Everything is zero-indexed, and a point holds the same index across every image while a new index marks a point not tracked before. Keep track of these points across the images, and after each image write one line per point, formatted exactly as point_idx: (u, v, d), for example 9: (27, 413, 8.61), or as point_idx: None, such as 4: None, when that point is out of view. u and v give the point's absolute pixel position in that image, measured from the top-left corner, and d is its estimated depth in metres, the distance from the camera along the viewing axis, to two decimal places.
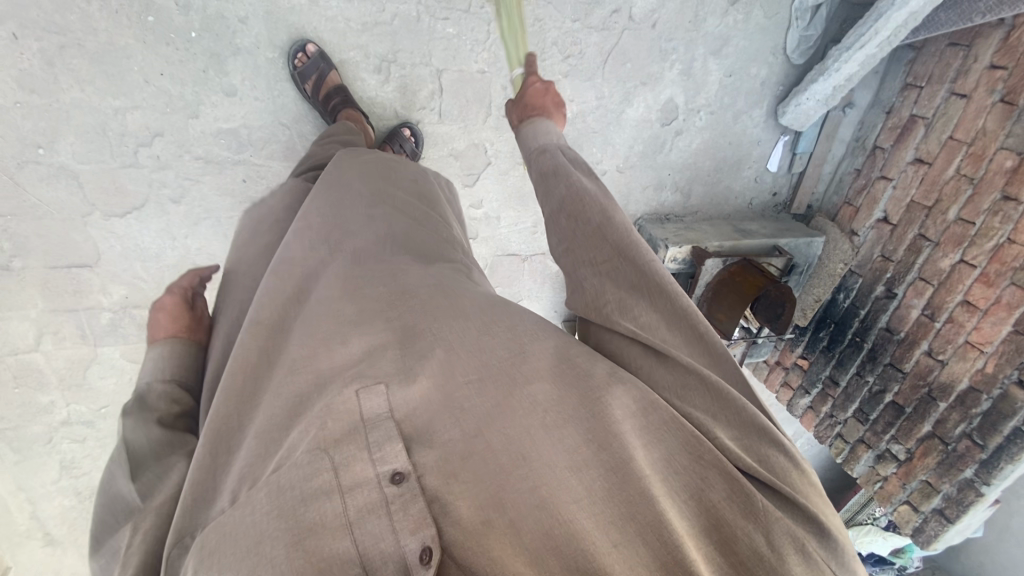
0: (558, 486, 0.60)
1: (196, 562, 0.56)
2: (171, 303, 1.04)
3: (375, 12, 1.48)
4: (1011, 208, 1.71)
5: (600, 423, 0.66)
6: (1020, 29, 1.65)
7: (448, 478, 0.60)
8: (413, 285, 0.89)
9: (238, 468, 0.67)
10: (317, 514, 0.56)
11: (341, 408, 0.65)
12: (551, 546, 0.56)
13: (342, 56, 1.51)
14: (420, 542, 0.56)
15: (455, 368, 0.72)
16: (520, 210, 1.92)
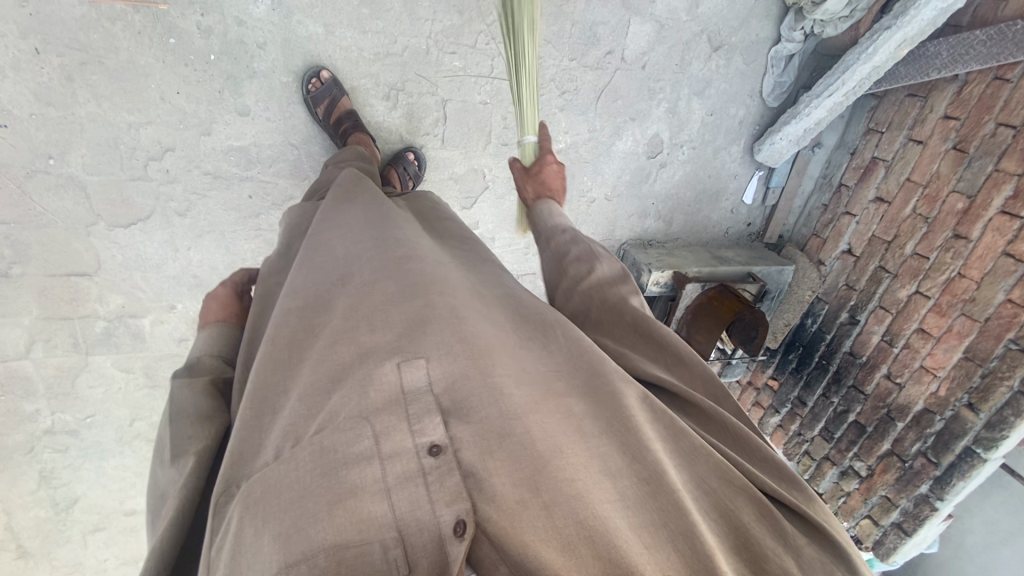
0: (595, 486, 0.64)
1: (247, 506, 0.60)
2: (223, 293, 1.17)
3: (386, 43, 1.57)
4: (961, 245, 1.88)
5: (630, 436, 0.72)
6: (969, 85, 1.84)
7: (483, 453, 0.64)
8: (454, 283, 0.93)
9: (279, 427, 0.69)
10: (358, 477, 0.60)
11: (383, 380, 0.69)
12: (577, 527, 0.59)
13: (354, 83, 1.59)
14: (454, 515, 0.58)
15: (496, 362, 0.76)
16: (514, 232, 2.02)
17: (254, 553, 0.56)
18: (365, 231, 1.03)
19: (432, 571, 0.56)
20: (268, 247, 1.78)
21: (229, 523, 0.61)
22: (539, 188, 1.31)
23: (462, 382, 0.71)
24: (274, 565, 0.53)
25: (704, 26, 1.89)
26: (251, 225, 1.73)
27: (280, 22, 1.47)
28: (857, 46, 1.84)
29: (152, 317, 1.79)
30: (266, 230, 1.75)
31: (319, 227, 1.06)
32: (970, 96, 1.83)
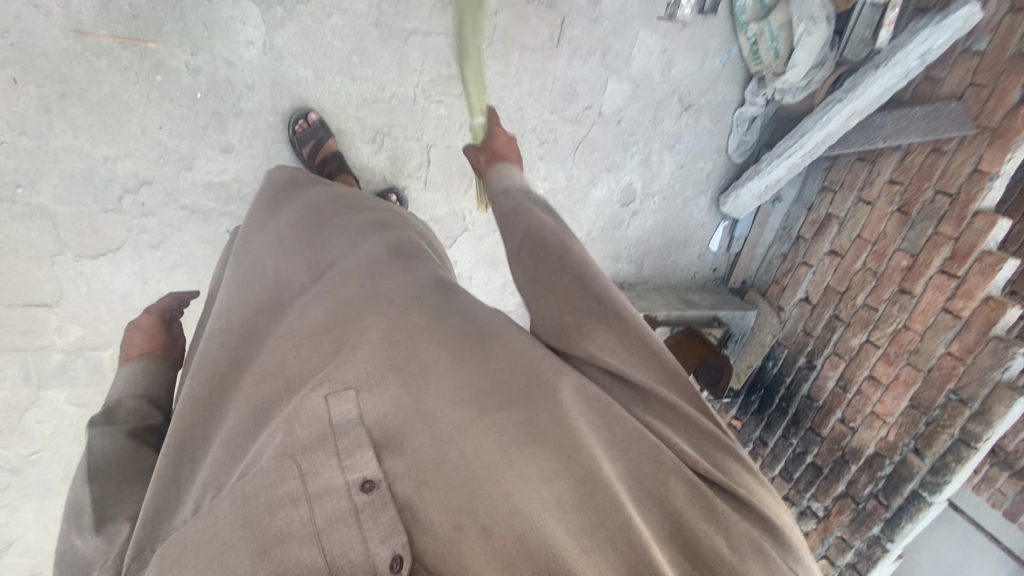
0: (528, 494, 0.66)
1: (160, 573, 0.59)
2: (147, 325, 1.11)
3: (376, 90, 1.61)
4: (906, 299, 2.03)
5: (564, 437, 0.72)
6: (910, 154, 2.02)
7: (417, 487, 0.66)
8: (382, 290, 0.92)
9: (200, 482, 0.73)
10: (286, 523, 0.62)
11: (309, 416, 0.71)
12: (515, 545, 0.62)
13: (340, 125, 1.62)
14: (390, 550, 0.62)
15: (430, 381, 0.77)
16: (491, 271, 2.06)
17: None
18: (297, 252, 1.04)
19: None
20: None
21: None
22: (496, 154, 1.37)
23: (393, 415, 0.73)
24: None
25: (676, 87, 2.02)
26: None
27: (270, 64, 1.48)
28: (813, 114, 2.01)
29: (113, 350, 1.72)
30: None
31: (246, 246, 1.08)
32: (912, 164, 2.01)
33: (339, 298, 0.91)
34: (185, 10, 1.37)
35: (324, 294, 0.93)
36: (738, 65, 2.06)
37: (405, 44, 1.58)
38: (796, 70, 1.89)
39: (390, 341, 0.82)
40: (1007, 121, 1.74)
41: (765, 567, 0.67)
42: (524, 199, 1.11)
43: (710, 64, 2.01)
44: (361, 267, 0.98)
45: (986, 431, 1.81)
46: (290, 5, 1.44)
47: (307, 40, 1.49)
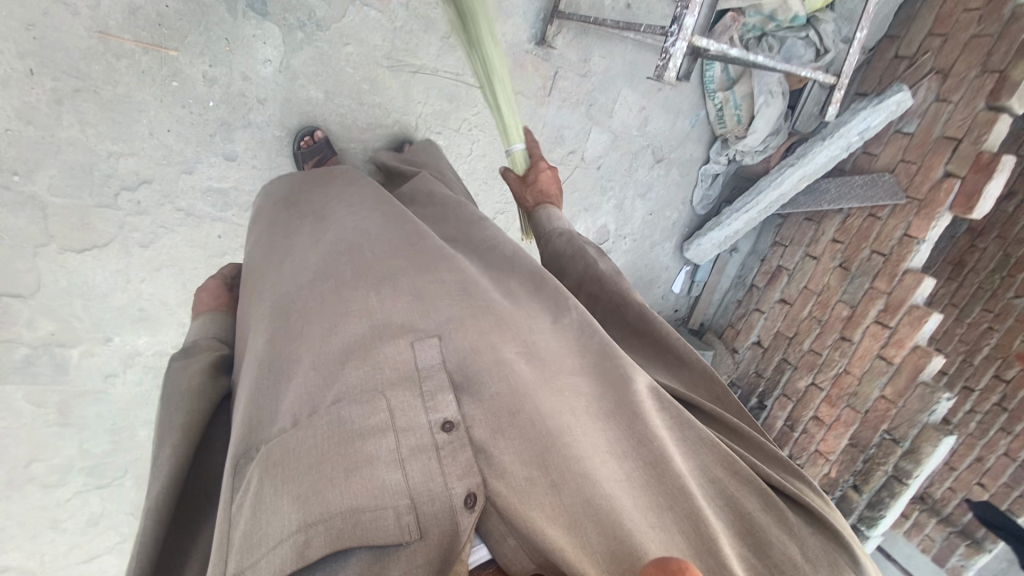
0: (604, 470, 0.72)
1: (266, 468, 0.66)
2: (213, 284, 1.14)
3: (379, 117, 1.73)
4: (846, 345, 2.24)
5: (636, 422, 0.79)
6: (850, 218, 2.28)
7: (494, 434, 0.71)
8: (460, 265, 0.96)
9: (288, 396, 0.74)
10: (375, 450, 0.67)
11: (400, 362, 0.76)
12: (584, 507, 0.67)
13: (343, 145, 1.71)
14: (465, 488, 0.67)
15: (505, 337, 0.84)
16: None
17: (268, 513, 0.62)
18: (373, 210, 1.06)
19: (442, 536, 0.64)
20: None
21: (249, 482, 0.67)
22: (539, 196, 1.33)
23: (473, 356, 0.79)
24: (292, 524, 0.61)
25: (651, 141, 2.22)
26: (214, 265, 1.73)
27: (284, 82, 1.57)
28: (769, 175, 2.25)
29: (82, 348, 1.68)
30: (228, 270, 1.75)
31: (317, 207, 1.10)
32: (852, 226, 2.27)
33: (423, 258, 0.95)
34: (209, 25, 1.44)
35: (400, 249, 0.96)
36: (706, 127, 2.30)
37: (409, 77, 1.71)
38: (755, 136, 2.16)
39: (464, 288, 0.91)
40: (930, 195, 2.03)
41: (832, 572, 0.72)
42: (575, 233, 1.23)
43: (681, 124, 2.24)
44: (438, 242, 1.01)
45: (915, 468, 2.04)
46: (310, 31, 1.54)
47: (321, 64, 1.59)
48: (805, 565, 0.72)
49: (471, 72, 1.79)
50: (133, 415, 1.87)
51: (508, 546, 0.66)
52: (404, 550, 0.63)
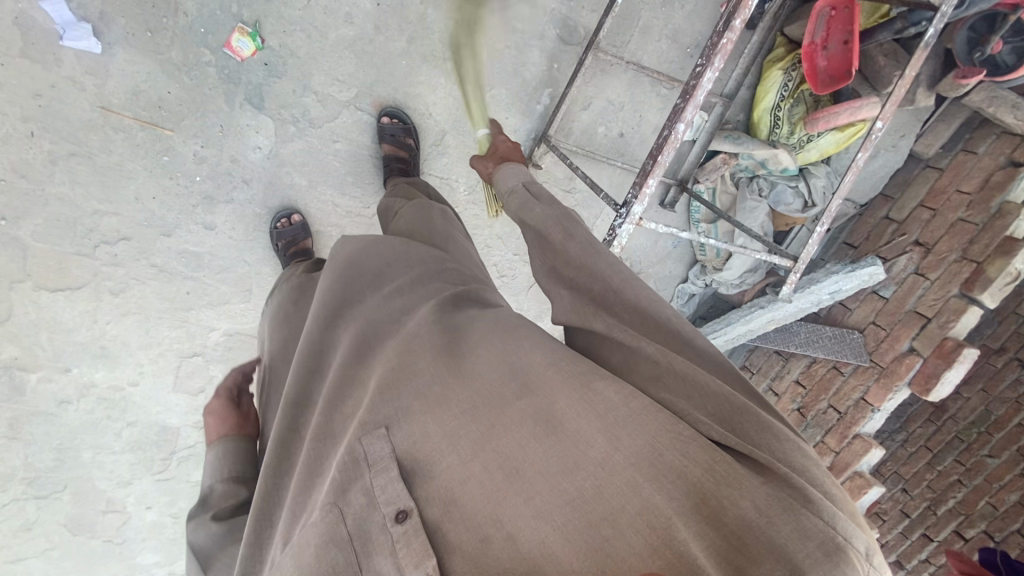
0: (552, 494, 0.59)
1: None
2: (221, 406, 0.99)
3: (359, 206, 1.78)
4: None
5: (572, 427, 0.64)
6: (815, 364, 2.27)
7: (446, 507, 0.62)
8: (414, 322, 0.87)
9: (277, 541, 0.71)
10: (331, 570, 0.60)
11: (348, 458, 0.69)
12: (540, 546, 0.55)
13: (320, 228, 1.76)
14: (424, 573, 0.57)
15: (453, 402, 0.71)
16: None
17: None
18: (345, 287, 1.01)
19: None
20: (188, 338, 1.85)
21: None
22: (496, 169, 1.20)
23: (425, 440, 0.68)
24: None
25: (629, 256, 2.26)
26: (179, 317, 1.81)
27: (271, 168, 1.65)
28: (740, 310, 2.25)
29: (41, 374, 1.77)
30: (191, 324, 1.83)
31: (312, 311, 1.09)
32: (816, 373, 2.26)
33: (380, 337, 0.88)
34: (207, 113, 1.54)
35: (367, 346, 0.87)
36: (687, 250, 2.32)
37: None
38: (731, 272, 2.20)
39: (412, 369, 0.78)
40: (892, 366, 2.03)
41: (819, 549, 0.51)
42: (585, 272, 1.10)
43: (662, 243, 2.28)
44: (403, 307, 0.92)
45: None
46: (303, 126, 1.63)
47: (309, 157, 1.67)
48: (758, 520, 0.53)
49: (457, 176, 1.82)
50: (80, 439, 1.91)
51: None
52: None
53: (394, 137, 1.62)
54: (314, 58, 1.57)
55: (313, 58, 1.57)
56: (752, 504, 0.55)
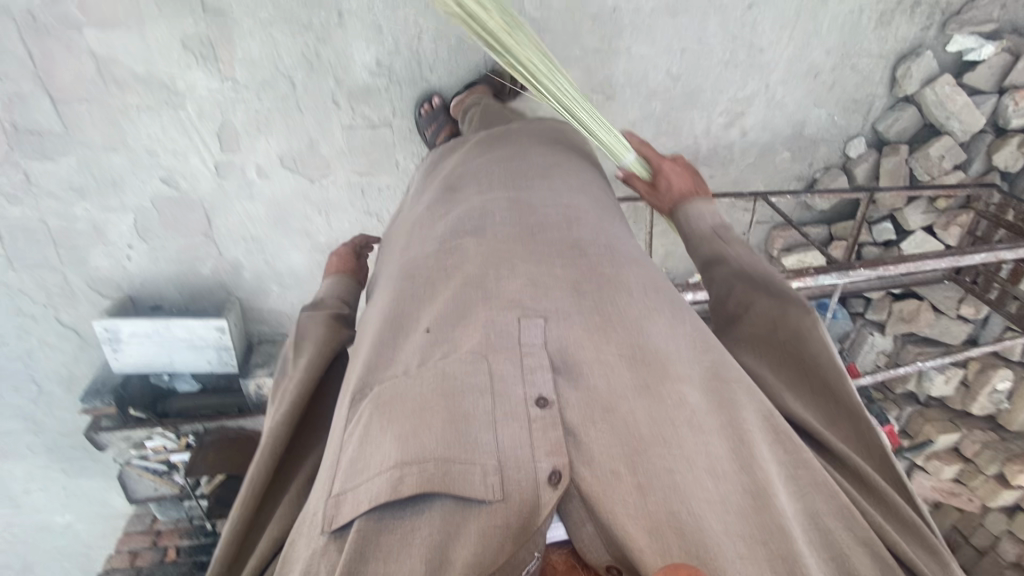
0: (698, 486, 0.74)
1: (377, 406, 0.81)
2: (343, 254, 1.33)
3: (431, 62, 1.65)
4: None
5: (742, 440, 0.80)
6: None
7: (586, 422, 0.79)
8: (581, 241, 1.03)
9: (412, 348, 0.90)
10: (473, 409, 0.80)
11: (506, 330, 0.88)
12: (668, 513, 0.72)
13: (383, 28, 1.58)
14: (551, 465, 0.76)
15: (612, 340, 0.88)
16: (266, 215, 1.84)
17: (375, 444, 0.76)
18: (509, 178, 1.15)
19: (520, 504, 0.74)
20: None
21: (358, 415, 0.83)
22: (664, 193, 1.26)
23: (576, 348, 0.87)
24: (391, 457, 0.74)
25: None
26: None
27: None
28: None
29: None
30: None
31: (466, 170, 1.21)
32: None
33: (543, 240, 1.02)
34: None
35: (530, 234, 1.03)
36: None
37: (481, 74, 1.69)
38: None
39: (580, 285, 0.95)
40: None
41: None
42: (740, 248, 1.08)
43: None
44: (570, 228, 1.06)
45: None
46: None
47: None
48: None
49: None
50: None
51: (585, 532, 0.77)
52: (485, 507, 0.73)
53: None
54: None
55: None
56: None
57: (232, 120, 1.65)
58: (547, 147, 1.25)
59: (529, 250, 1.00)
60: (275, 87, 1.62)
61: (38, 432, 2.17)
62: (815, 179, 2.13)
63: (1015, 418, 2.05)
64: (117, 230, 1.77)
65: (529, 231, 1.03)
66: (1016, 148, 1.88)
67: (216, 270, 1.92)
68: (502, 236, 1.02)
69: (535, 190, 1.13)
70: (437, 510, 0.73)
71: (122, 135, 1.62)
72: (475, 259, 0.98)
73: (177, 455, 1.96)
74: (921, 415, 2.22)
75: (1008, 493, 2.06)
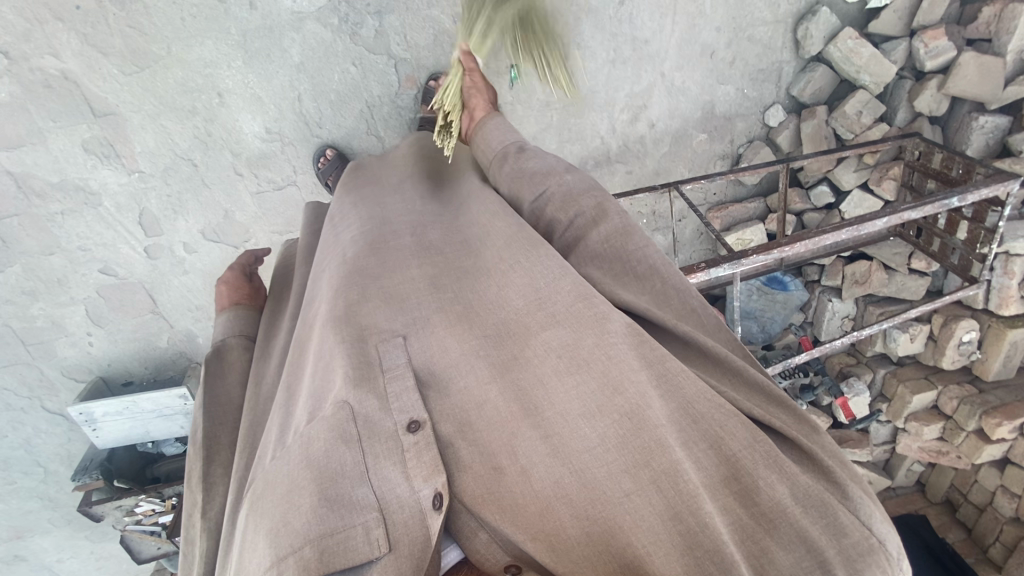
0: (574, 436, 0.67)
1: (250, 500, 0.69)
2: (229, 279, 1.17)
3: (317, 118, 1.72)
4: None
5: (604, 365, 0.69)
6: None
7: (461, 429, 0.72)
8: (432, 239, 0.96)
9: (286, 424, 0.78)
10: (341, 465, 0.68)
11: (363, 360, 0.76)
12: (551, 480, 0.66)
13: (262, 99, 1.66)
14: (432, 488, 0.68)
15: (475, 326, 0.80)
16: (205, 287, 1.97)
17: (251, 545, 0.65)
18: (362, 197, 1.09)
19: (410, 546, 0.65)
20: (19, 33, 1.45)
21: (237, 519, 0.70)
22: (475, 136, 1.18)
23: (440, 354, 0.78)
24: (266, 557, 0.61)
25: None
26: (36, 13, 1.44)
27: (286, 22, 1.57)
28: None
29: None
30: (37, 32, 1.45)
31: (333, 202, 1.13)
32: None
33: (394, 245, 0.93)
34: None
35: (377, 243, 0.93)
36: None
37: (369, 121, 1.76)
38: None
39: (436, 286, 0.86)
40: None
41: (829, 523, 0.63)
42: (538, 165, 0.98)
43: None
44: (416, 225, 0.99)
45: None
46: (345, 28, 1.61)
47: (321, 50, 1.62)
48: (795, 508, 0.62)
49: None
50: None
51: (481, 541, 0.70)
52: (376, 566, 0.63)
53: None
54: (408, 6, 1.62)
55: (406, 5, 1.61)
56: (788, 493, 0.63)
57: (149, 207, 1.76)
58: (406, 171, 1.18)
59: (382, 266, 0.88)
60: (179, 170, 1.72)
61: (54, 507, 2.31)
62: (740, 155, 2.08)
63: (989, 367, 1.98)
64: (74, 320, 1.92)
65: (376, 243, 0.93)
66: (936, 91, 1.77)
67: (175, 342, 2.07)
68: (352, 258, 0.89)
69: (378, 202, 1.07)
70: None
71: (55, 239, 1.75)
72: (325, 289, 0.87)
73: (165, 517, 2.09)
74: (896, 375, 2.13)
75: (991, 447, 1.98)
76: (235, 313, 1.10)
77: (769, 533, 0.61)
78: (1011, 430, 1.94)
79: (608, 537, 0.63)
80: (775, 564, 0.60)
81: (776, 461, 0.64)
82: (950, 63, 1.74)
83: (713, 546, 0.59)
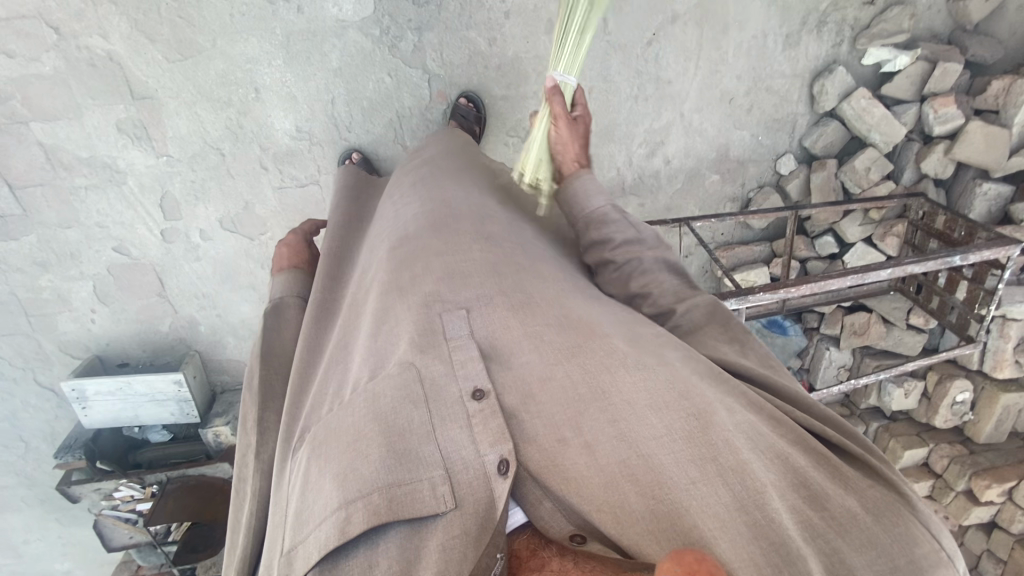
0: (640, 424, 0.70)
1: (316, 445, 0.72)
2: (293, 241, 1.19)
3: (346, 122, 1.77)
4: None
5: (678, 375, 0.75)
6: None
7: (525, 401, 0.73)
8: (495, 232, 0.98)
9: (339, 384, 0.81)
10: (409, 423, 0.70)
11: (427, 325, 0.79)
12: (617, 462, 0.68)
13: (297, 98, 1.71)
14: (499, 454, 0.69)
15: (537, 314, 0.82)
16: (215, 275, 1.98)
17: (316, 489, 0.67)
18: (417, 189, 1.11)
19: (478, 502, 0.66)
20: (72, 13, 1.50)
21: (299, 463, 0.73)
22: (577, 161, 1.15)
23: (503, 332, 0.80)
24: (335, 499, 0.63)
25: None
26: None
27: (329, 29, 1.64)
28: None
29: None
30: (91, 13, 1.51)
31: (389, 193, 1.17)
32: None
33: (456, 233, 0.95)
34: None
35: (439, 227, 0.96)
36: None
37: (396, 129, 1.80)
38: None
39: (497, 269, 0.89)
40: None
41: (896, 522, 0.64)
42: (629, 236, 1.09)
43: None
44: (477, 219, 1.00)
45: None
46: (384, 40, 1.67)
47: (359, 58, 1.68)
48: (861, 513, 0.64)
49: None
50: None
51: (545, 509, 0.70)
52: (441, 520, 0.65)
53: (465, 119, 1.73)
54: (447, 25, 1.68)
55: (445, 24, 1.68)
56: (855, 500, 0.66)
57: (171, 190, 1.79)
58: (461, 168, 1.23)
59: (444, 244, 0.92)
60: (205, 158, 1.76)
61: (29, 485, 2.26)
62: (750, 199, 2.14)
63: (981, 430, 2.01)
64: (79, 296, 1.92)
65: (436, 228, 0.96)
66: (943, 155, 1.85)
67: (175, 328, 2.07)
68: (414, 237, 0.94)
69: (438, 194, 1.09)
70: (391, 542, 0.63)
71: (74, 213, 1.77)
72: (389, 260, 0.91)
73: (142, 504, 2.07)
74: (888, 430, 2.14)
75: (980, 509, 2.01)
76: (293, 274, 1.11)
77: (841, 536, 0.62)
78: (1000, 494, 1.97)
79: (672, 517, 0.63)
80: (847, 563, 0.60)
81: (832, 468, 0.69)
82: (959, 130, 1.82)
83: (779, 539, 0.61)
